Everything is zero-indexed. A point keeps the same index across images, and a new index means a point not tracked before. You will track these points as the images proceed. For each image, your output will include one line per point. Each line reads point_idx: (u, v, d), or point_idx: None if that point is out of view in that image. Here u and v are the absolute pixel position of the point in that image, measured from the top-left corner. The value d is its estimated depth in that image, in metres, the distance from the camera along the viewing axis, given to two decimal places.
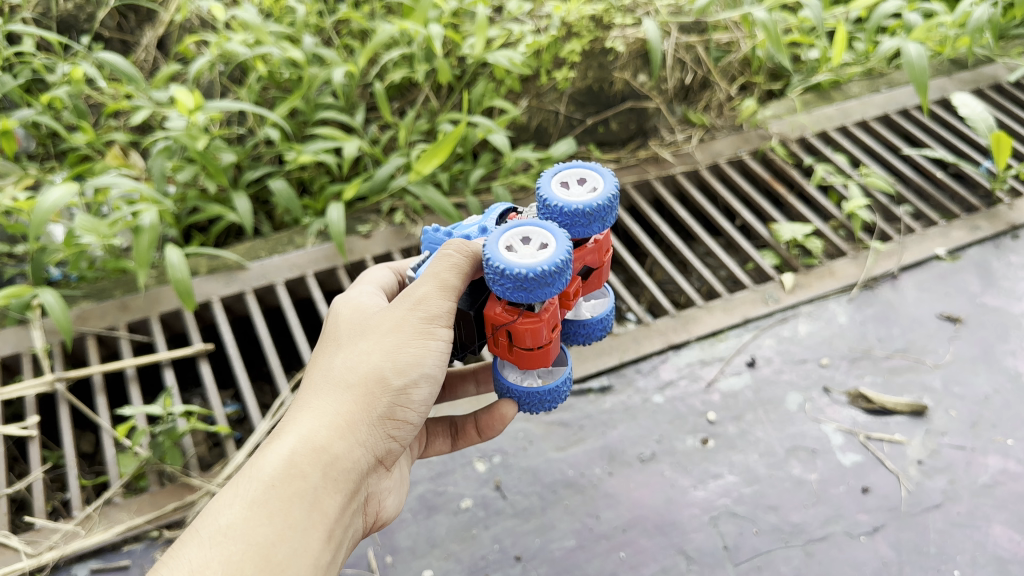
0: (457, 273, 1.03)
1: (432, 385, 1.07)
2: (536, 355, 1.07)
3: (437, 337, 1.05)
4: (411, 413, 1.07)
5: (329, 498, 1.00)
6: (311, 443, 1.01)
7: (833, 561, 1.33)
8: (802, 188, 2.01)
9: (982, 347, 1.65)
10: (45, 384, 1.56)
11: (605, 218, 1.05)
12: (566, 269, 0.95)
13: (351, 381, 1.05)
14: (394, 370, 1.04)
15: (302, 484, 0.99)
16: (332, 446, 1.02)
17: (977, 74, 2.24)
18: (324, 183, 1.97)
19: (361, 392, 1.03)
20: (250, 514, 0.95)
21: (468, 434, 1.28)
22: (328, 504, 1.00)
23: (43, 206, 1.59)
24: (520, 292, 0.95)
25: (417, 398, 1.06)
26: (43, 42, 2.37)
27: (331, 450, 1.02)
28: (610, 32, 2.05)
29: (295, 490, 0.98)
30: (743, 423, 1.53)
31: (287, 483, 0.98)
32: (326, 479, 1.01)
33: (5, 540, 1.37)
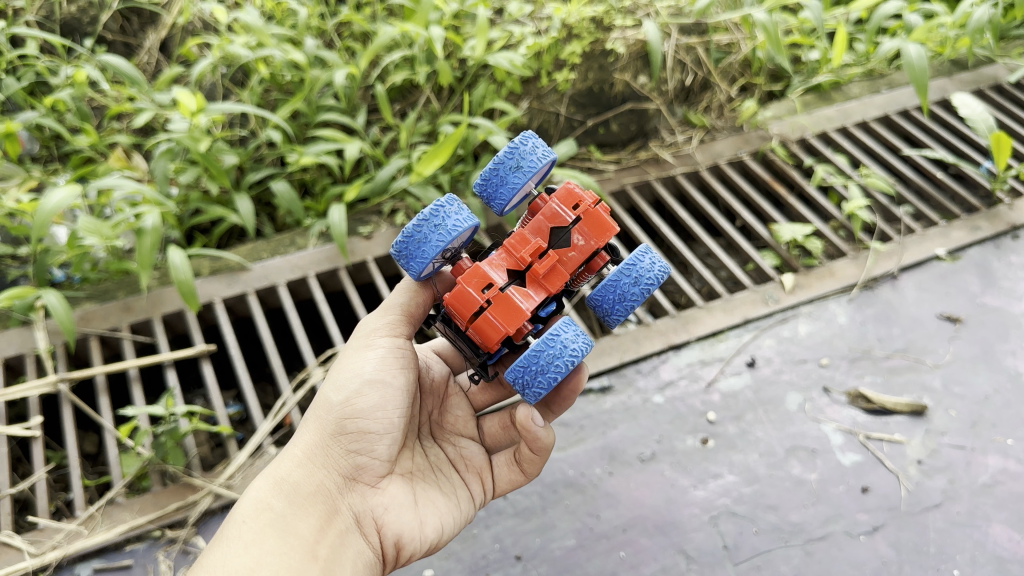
0: (395, 294, 1.21)
1: (382, 389, 1.14)
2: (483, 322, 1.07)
3: (375, 346, 1.17)
4: (365, 421, 1.13)
5: (296, 519, 1.08)
6: (275, 479, 1.13)
7: (833, 560, 1.34)
8: (802, 189, 2.01)
9: (982, 347, 1.65)
10: (48, 385, 1.56)
11: (516, 163, 1.15)
12: (434, 218, 1.09)
13: (308, 419, 1.18)
14: (336, 391, 1.15)
15: (268, 514, 1.09)
16: (293, 475, 1.13)
17: (977, 75, 2.25)
18: (326, 185, 1.99)
19: (312, 422, 1.16)
20: (226, 549, 1.05)
21: (527, 460, 1.24)
22: (297, 525, 1.08)
23: (46, 208, 1.60)
24: (415, 259, 1.11)
25: (367, 406, 1.13)
26: (46, 45, 2.38)
27: (290, 479, 1.12)
28: (611, 34, 2.06)
29: (261, 519, 1.08)
30: (743, 422, 1.54)
31: (256, 515, 1.09)
32: (290, 504, 1.10)
33: (9, 540, 1.37)
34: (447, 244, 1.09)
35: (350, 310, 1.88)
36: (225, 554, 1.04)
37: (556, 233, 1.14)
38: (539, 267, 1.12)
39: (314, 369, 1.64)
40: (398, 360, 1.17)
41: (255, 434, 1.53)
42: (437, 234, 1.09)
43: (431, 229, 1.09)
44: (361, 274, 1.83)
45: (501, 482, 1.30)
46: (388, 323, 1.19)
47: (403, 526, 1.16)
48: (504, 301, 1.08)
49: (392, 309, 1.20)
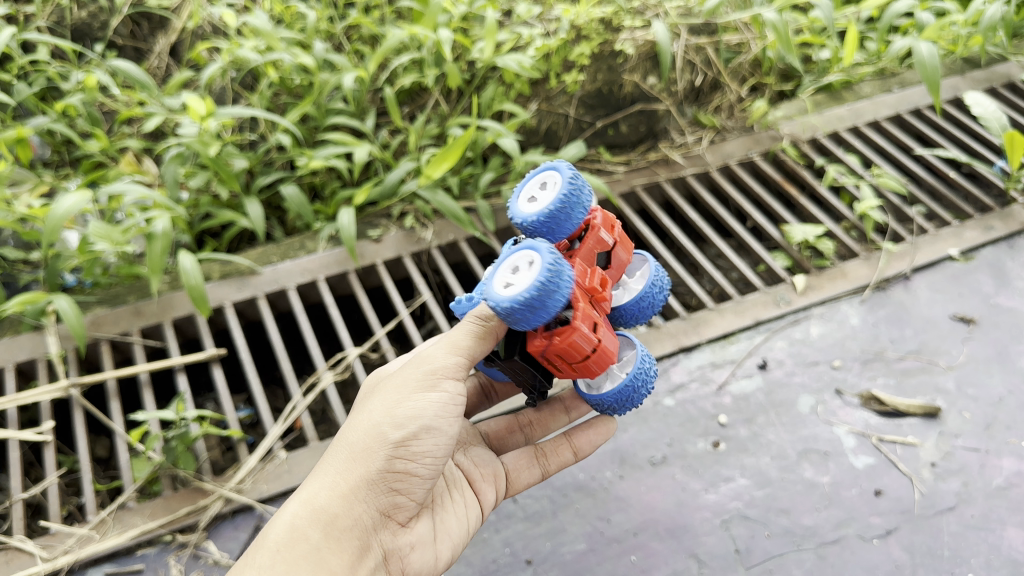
0: (467, 333, 1.06)
1: (438, 440, 1.06)
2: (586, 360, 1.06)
3: (438, 390, 1.07)
4: (415, 466, 1.07)
5: (333, 560, 1.03)
6: (312, 507, 1.06)
7: (846, 564, 1.33)
8: (813, 189, 1.99)
9: (996, 348, 1.64)
10: (60, 390, 1.56)
11: (580, 201, 1.07)
12: (559, 268, 0.96)
13: (350, 442, 1.08)
14: (392, 427, 1.05)
15: (304, 545, 1.02)
16: (333, 505, 1.05)
17: (990, 73, 2.23)
18: (335, 189, 1.99)
19: (360, 453, 1.06)
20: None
21: (562, 456, 1.31)
22: (331, 561, 1.03)
23: (57, 213, 1.61)
24: (528, 317, 0.97)
25: (421, 453, 1.06)
26: (57, 51, 2.40)
27: (330, 510, 1.05)
28: (620, 35, 2.05)
29: (296, 550, 1.02)
30: (755, 425, 1.53)
31: (291, 545, 1.02)
32: (327, 538, 1.04)
33: (21, 544, 1.38)
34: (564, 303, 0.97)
35: (361, 314, 1.88)
36: None
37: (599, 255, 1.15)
38: (604, 294, 1.10)
39: (323, 373, 1.63)
40: (457, 407, 1.09)
41: (265, 438, 1.53)
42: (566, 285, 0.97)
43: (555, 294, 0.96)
44: (371, 277, 1.83)
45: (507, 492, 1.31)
46: (457, 364, 1.07)
47: (421, 562, 1.15)
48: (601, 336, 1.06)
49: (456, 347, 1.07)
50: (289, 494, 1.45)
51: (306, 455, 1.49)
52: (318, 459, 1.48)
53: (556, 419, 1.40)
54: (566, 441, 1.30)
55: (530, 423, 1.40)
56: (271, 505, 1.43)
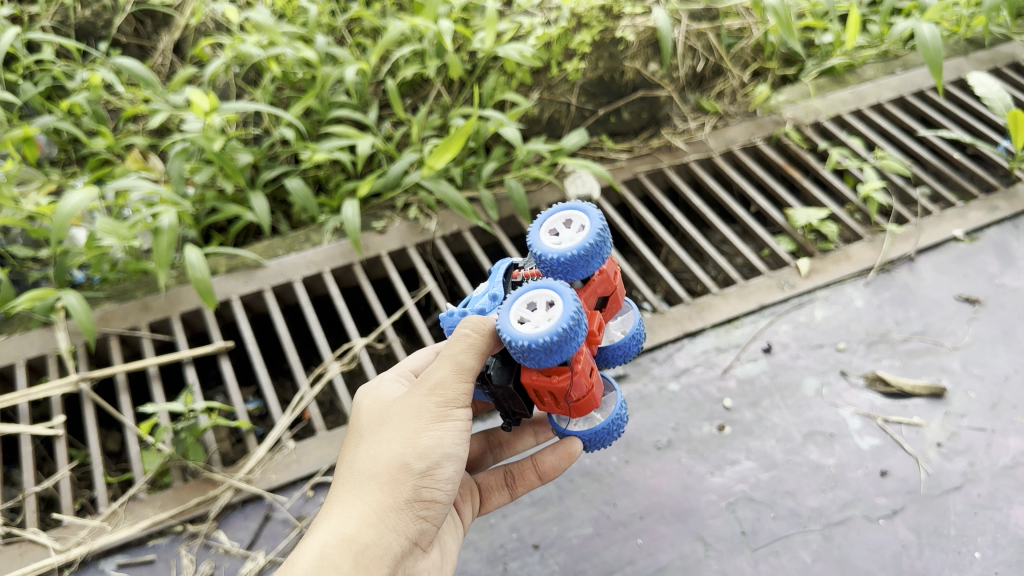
0: (473, 354, 1.02)
1: (456, 462, 1.05)
2: (559, 386, 1.01)
3: (454, 419, 1.05)
4: (441, 493, 1.05)
5: None
6: (341, 534, 1.01)
7: (853, 544, 1.33)
8: (817, 173, 1.99)
9: (1002, 328, 1.63)
10: (70, 384, 1.59)
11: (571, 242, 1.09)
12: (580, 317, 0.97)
13: (376, 464, 1.04)
14: (414, 456, 1.03)
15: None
16: (362, 534, 1.01)
17: (994, 53, 2.22)
18: (340, 181, 2.00)
19: (385, 483, 1.03)
20: None
21: (528, 479, 1.27)
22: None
23: (64, 210, 1.63)
24: (552, 357, 0.96)
25: (445, 477, 1.04)
26: (62, 50, 2.41)
27: (362, 540, 1.01)
28: (620, 22, 2.06)
29: None
30: (760, 409, 1.53)
31: None
32: (358, 567, 0.99)
33: (35, 537, 1.40)
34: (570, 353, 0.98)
35: (366, 305, 1.90)
36: None
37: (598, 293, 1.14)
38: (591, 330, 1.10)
39: (330, 364, 1.64)
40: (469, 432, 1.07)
41: (274, 428, 1.54)
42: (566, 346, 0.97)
43: (568, 342, 0.95)
44: (376, 269, 1.84)
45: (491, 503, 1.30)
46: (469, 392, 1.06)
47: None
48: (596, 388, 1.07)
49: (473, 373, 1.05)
50: (299, 483, 1.46)
51: (314, 445, 1.50)
52: (327, 449, 1.49)
53: (525, 442, 1.38)
54: (532, 465, 1.25)
55: (502, 443, 1.38)
56: (280, 494, 1.45)
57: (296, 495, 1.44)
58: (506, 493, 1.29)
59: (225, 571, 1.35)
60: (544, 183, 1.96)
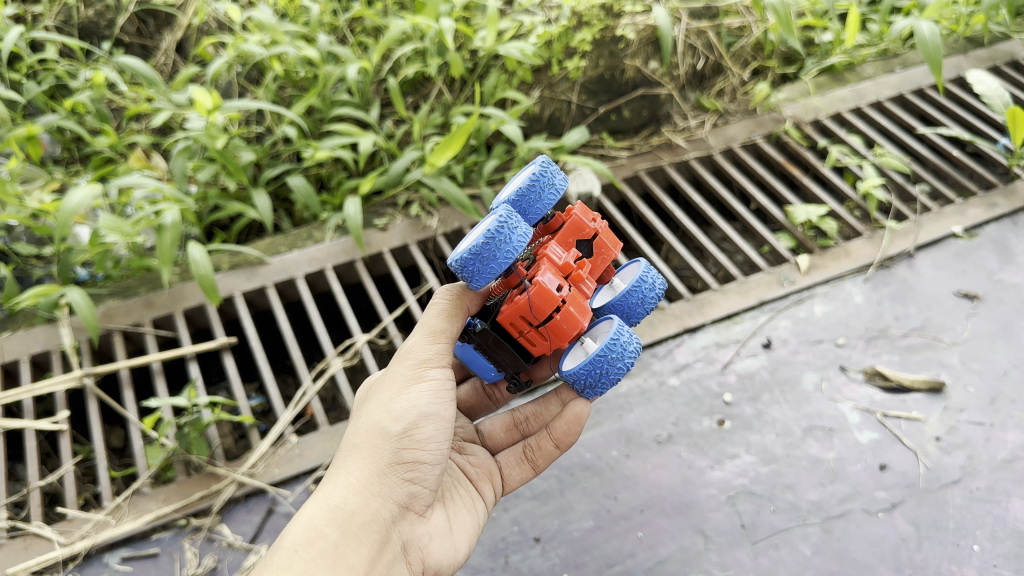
0: (441, 316, 1.15)
1: (436, 421, 1.10)
2: (523, 305, 1.09)
3: (428, 379, 1.12)
4: (423, 452, 1.09)
5: (350, 549, 1.03)
6: (327, 506, 1.06)
7: (852, 537, 1.34)
8: (817, 171, 2.00)
9: (1000, 323, 1.64)
10: (74, 380, 1.60)
11: (550, 180, 1.14)
12: (510, 221, 1.04)
13: (360, 437, 1.11)
14: (391, 420, 1.09)
15: (322, 544, 1.03)
16: (347, 502, 1.06)
17: (993, 51, 2.23)
18: (341, 179, 2.01)
19: (367, 449, 1.09)
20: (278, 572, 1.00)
21: (546, 450, 1.26)
22: (352, 555, 1.03)
23: (67, 207, 1.63)
24: (490, 264, 1.03)
25: (424, 436, 1.09)
26: (65, 49, 2.42)
27: (347, 507, 1.06)
28: (621, 20, 2.08)
29: (314, 547, 1.02)
30: (760, 403, 1.54)
31: (309, 544, 1.02)
32: (345, 532, 1.04)
33: (39, 531, 1.40)
34: (512, 261, 1.04)
35: (368, 301, 1.91)
36: None
37: (579, 242, 1.20)
38: (579, 270, 1.15)
39: (332, 359, 1.65)
40: (448, 393, 1.13)
41: (276, 423, 1.55)
42: (508, 253, 1.03)
43: (499, 247, 1.02)
44: (378, 265, 1.85)
45: (513, 480, 1.30)
46: (440, 354, 1.15)
47: (442, 556, 1.15)
48: (570, 305, 1.09)
49: (442, 338, 1.15)
50: (301, 477, 1.47)
51: (316, 439, 1.51)
52: (329, 443, 1.50)
53: (549, 412, 1.31)
54: (546, 436, 1.24)
55: (527, 419, 1.34)
56: (283, 488, 1.46)
57: (299, 490, 1.45)
58: (526, 467, 1.29)
59: (229, 564, 1.36)
60: None
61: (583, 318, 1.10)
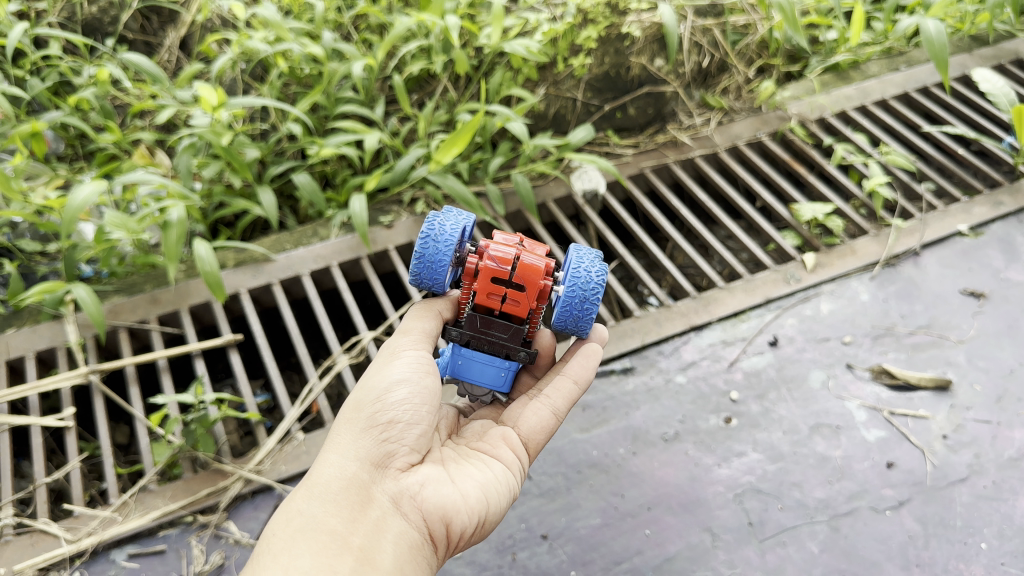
0: (413, 318, 1.22)
1: (409, 384, 1.14)
2: (486, 270, 1.16)
3: (400, 357, 1.17)
4: (394, 412, 1.12)
5: (326, 513, 1.05)
6: (309, 485, 1.10)
7: (859, 535, 1.34)
8: (822, 168, 2.01)
9: (1006, 321, 1.65)
10: (80, 376, 1.59)
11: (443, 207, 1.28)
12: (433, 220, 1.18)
13: (336, 427, 1.16)
14: (364, 395, 1.14)
15: (300, 519, 1.05)
16: (326, 473, 1.09)
17: (997, 50, 2.23)
18: (347, 176, 2.01)
19: (343, 427, 1.14)
20: (263, 547, 1.03)
21: (564, 387, 1.27)
22: (331, 519, 1.04)
23: (73, 204, 1.62)
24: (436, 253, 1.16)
25: (397, 397, 1.13)
26: (68, 45, 2.41)
27: (324, 478, 1.09)
28: (626, 18, 2.04)
29: (293, 521, 1.04)
30: (766, 401, 1.54)
31: (288, 519, 1.05)
32: (322, 501, 1.06)
33: (46, 527, 1.40)
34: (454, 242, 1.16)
35: (374, 299, 1.91)
36: (264, 550, 1.02)
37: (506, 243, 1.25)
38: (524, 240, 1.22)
39: (338, 357, 1.65)
40: (424, 365, 1.17)
41: (283, 420, 1.55)
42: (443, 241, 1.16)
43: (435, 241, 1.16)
44: (383, 263, 1.85)
45: (533, 431, 1.25)
46: (413, 338, 1.20)
47: (444, 499, 1.10)
48: (525, 255, 1.16)
49: (413, 330, 1.21)
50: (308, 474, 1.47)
51: (323, 436, 1.51)
52: None
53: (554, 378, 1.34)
54: (562, 374, 1.28)
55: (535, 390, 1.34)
56: (290, 485, 1.46)
57: None
58: (542, 409, 1.26)
59: (236, 562, 1.36)
60: (550, 178, 1.97)
61: (540, 261, 1.16)
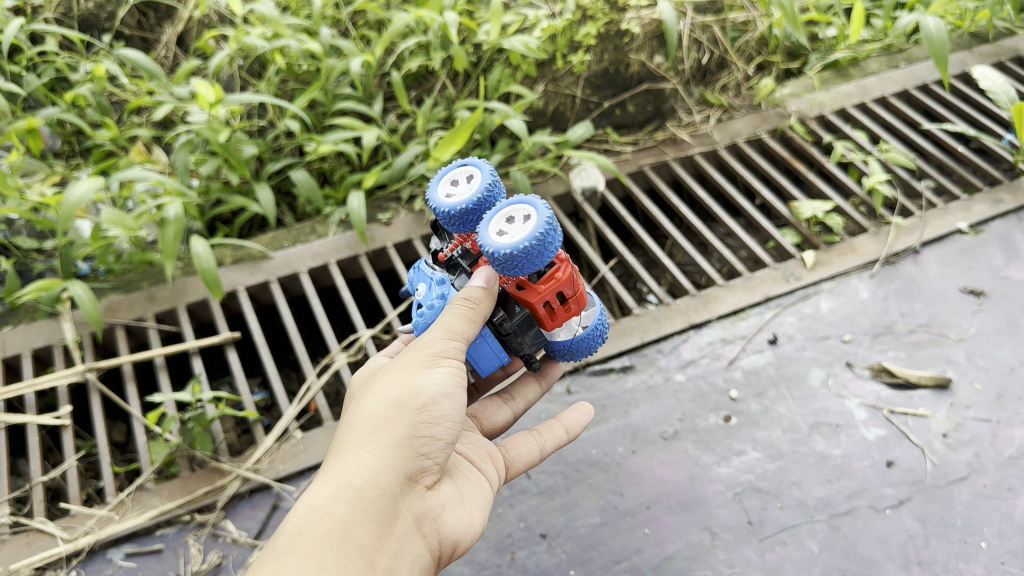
0: (463, 319, 1.04)
1: (454, 401, 1.04)
2: (561, 281, 1.09)
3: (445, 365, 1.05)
4: (440, 428, 1.03)
5: (359, 526, 0.96)
6: (335, 483, 0.99)
7: (858, 534, 1.34)
8: (822, 166, 2.00)
9: (1006, 319, 1.64)
10: (76, 374, 1.58)
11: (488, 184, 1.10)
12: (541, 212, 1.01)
13: (365, 417, 1.04)
14: (408, 398, 1.03)
15: (329, 524, 0.95)
16: (359, 476, 0.99)
17: (997, 47, 2.22)
18: (345, 173, 2.00)
19: (378, 426, 1.02)
20: (284, 551, 0.92)
21: (554, 431, 1.25)
22: (361, 532, 0.96)
23: (70, 201, 1.61)
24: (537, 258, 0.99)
25: (442, 414, 1.03)
26: (65, 41, 2.40)
27: (357, 483, 0.99)
28: (626, 15, 2.04)
29: (321, 527, 0.95)
30: (766, 399, 1.53)
31: (315, 522, 0.95)
32: (353, 509, 0.97)
33: (42, 526, 1.39)
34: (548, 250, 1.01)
35: (372, 297, 1.90)
36: (287, 556, 0.91)
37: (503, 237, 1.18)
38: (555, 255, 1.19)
39: (336, 355, 1.65)
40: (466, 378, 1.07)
41: (281, 419, 1.55)
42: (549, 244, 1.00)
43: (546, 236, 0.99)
44: (382, 260, 1.84)
45: (518, 459, 1.23)
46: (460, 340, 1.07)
47: (456, 526, 1.08)
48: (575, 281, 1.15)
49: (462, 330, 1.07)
50: (307, 473, 1.46)
51: (321, 434, 1.51)
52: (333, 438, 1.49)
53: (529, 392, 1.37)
54: (557, 419, 1.26)
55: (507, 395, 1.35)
56: (288, 484, 1.45)
57: (305, 485, 1.44)
58: (531, 444, 1.24)
59: (233, 561, 1.35)
60: (549, 175, 1.96)
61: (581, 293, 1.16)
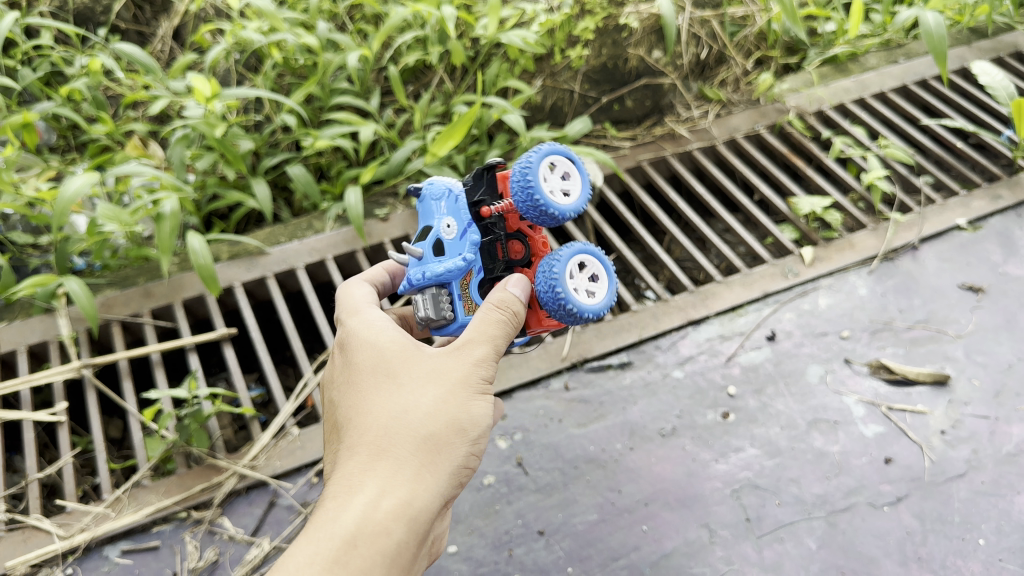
0: (503, 331, 1.01)
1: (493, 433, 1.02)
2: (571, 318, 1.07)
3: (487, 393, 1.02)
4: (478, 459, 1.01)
5: (408, 553, 0.92)
6: (393, 497, 0.93)
7: (857, 531, 1.33)
8: (820, 161, 1.99)
9: (1005, 316, 1.64)
10: (72, 370, 1.58)
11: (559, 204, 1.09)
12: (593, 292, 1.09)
13: (424, 427, 0.96)
14: (467, 425, 0.98)
15: (386, 543, 0.90)
16: (416, 496, 0.93)
17: (997, 42, 2.22)
18: (341, 168, 1.99)
19: (437, 444, 0.96)
20: None
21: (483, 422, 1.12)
22: (406, 557, 0.92)
23: (65, 196, 1.60)
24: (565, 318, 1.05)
25: (483, 447, 1.01)
26: (60, 35, 2.39)
27: (416, 505, 0.93)
28: (624, 9, 2.04)
29: (378, 549, 0.90)
30: (764, 396, 1.53)
31: (373, 540, 0.90)
32: (408, 533, 0.92)
33: (38, 523, 1.39)
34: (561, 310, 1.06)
35: None
36: None
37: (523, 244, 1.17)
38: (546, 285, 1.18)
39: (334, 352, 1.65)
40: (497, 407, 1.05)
41: (277, 415, 1.54)
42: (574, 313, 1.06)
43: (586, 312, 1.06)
44: (380, 256, 1.83)
45: None
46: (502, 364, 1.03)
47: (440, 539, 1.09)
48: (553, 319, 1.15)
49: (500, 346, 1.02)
50: (303, 469, 1.46)
51: (318, 431, 1.51)
52: None
53: None
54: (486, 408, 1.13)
55: None
56: (285, 480, 1.44)
57: (301, 482, 1.44)
58: None
59: (230, 558, 1.35)
60: None
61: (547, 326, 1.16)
